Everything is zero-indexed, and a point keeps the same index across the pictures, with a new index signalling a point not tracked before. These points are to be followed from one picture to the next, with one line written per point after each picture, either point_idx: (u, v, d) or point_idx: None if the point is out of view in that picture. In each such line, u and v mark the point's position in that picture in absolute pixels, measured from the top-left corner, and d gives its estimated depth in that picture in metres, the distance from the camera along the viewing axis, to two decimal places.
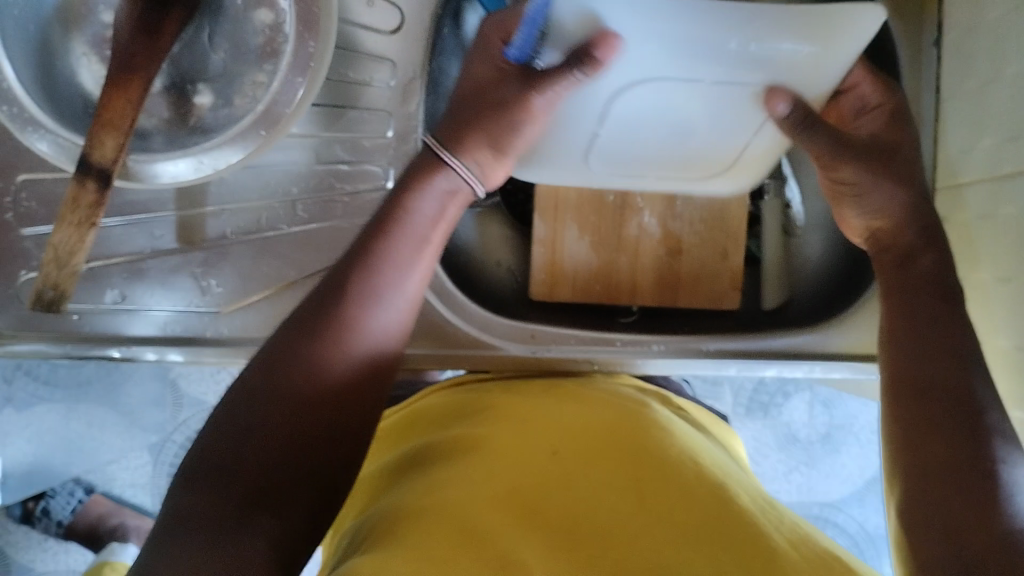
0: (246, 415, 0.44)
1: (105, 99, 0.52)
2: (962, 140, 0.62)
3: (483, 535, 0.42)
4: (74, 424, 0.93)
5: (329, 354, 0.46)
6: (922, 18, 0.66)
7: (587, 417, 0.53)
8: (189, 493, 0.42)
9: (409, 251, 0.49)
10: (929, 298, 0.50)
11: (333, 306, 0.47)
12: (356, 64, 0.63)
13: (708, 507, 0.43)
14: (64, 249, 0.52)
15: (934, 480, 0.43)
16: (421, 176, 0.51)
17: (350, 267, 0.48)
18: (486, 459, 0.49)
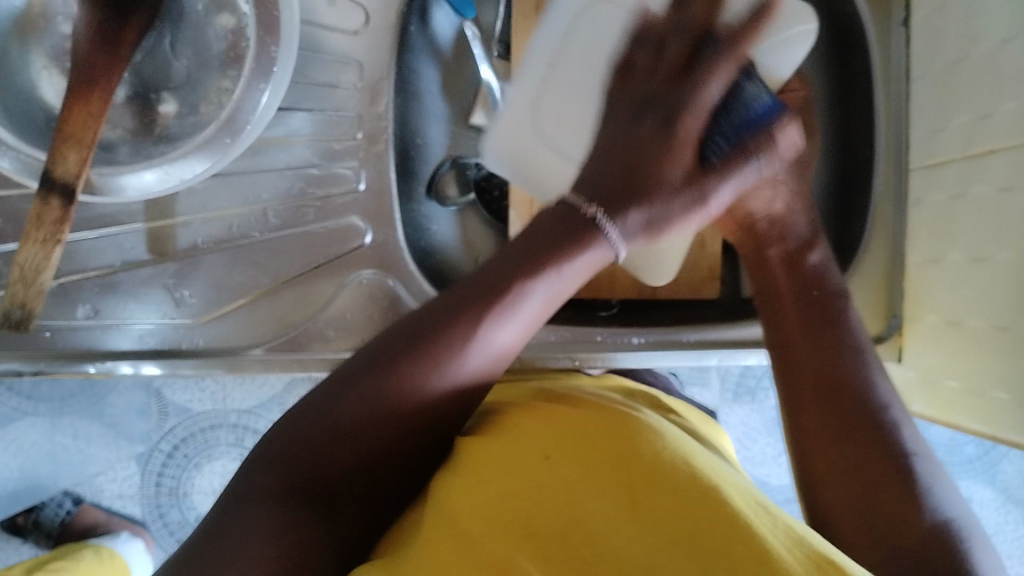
0: (332, 414, 0.38)
1: (65, 113, 0.51)
2: (933, 120, 0.62)
3: (475, 547, 0.41)
4: (58, 437, 0.92)
5: (422, 380, 0.39)
6: (890, 0, 0.66)
7: (581, 422, 0.52)
8: (261, 478, 0.37)
9: (500, 309, 0.40)
10: (812, 305, 0.51)
11: (440, 337, 0.39)
12: (323, 66, 0.62)
13: (696, 502, 0.43)
14: (30, 267, 0.51)
15: (835, 440, 0.44)
16: (558, 221, 0.43)
17: (483, 288, 0.41)
18: (479, 466, 0.49)
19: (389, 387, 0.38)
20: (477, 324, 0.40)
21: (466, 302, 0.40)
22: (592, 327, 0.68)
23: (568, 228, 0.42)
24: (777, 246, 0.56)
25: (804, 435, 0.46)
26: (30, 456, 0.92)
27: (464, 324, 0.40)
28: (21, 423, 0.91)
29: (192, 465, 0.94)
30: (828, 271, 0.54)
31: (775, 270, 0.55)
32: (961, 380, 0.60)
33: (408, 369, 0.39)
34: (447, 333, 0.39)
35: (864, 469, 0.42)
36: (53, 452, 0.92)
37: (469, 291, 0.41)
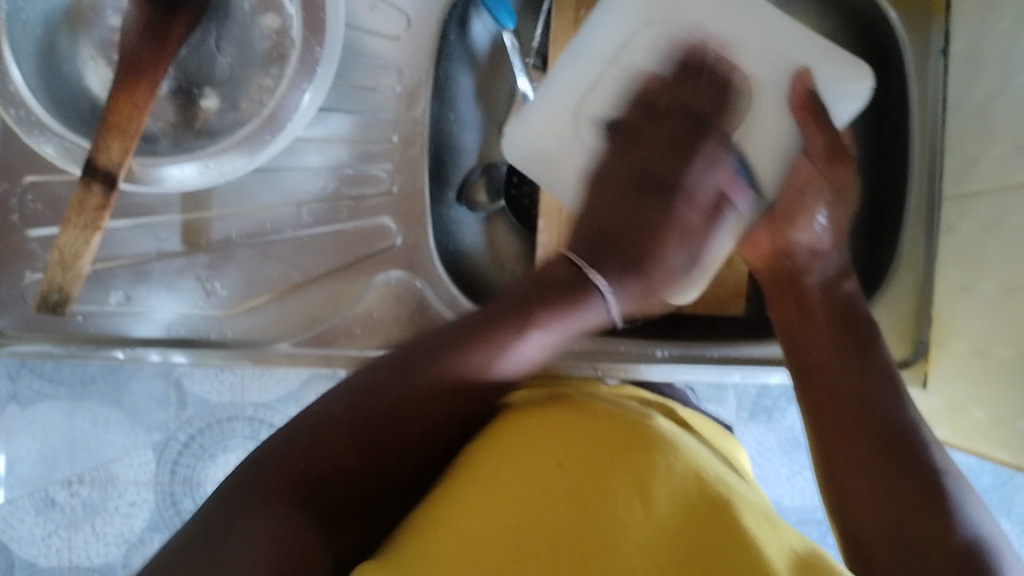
0: (338, 417, 0.44)
1: (111, 104, 0.52)
2: (969, 150, 0.62)
3: (478, 551, 0.42)
4: (78, 423, 0.93)
5: (405, 414, 0.46)
6: (929, 29, 0.66)
7: (604, 429, 0.52)
8: (266, 476, 0.41)
9: (513, 325, 0.49)
10: (846, 332, 0.51)
11: (440, 353, 0.47)
12: (363, 69, 0.63)
13: (707, 526, 0.44)
14: (69, 251, 0.52)
15: (868, 469, 0.43)
16: (559, 282, 0.52)
17: (484, 330, 0.49)
18: (493, 467, 0.49)
19: (418, 383, 0.46)
20: (498, 349, 0.48)
21: (471, 330, 0.49)
22: (616, 337, 0.68)
23: (563, 288, 0.52)
24: (815, 274, 0.55)
25: (831, 468, 0.45)
26: (51, 438, 0.93)
27: (471, 348, 0.48)
28: (42, 406, 0.93)
29: (208, 455, 0.95)
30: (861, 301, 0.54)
31: (810, 297, 0.54)
32: (987, 409, 0.59)
33: (421, 380, 0.46)
34: (455, 356, 0.47)
35: (887, 489, 0.42)
36: (73, 436, 0.93)
37: (483, 320, 0.49)
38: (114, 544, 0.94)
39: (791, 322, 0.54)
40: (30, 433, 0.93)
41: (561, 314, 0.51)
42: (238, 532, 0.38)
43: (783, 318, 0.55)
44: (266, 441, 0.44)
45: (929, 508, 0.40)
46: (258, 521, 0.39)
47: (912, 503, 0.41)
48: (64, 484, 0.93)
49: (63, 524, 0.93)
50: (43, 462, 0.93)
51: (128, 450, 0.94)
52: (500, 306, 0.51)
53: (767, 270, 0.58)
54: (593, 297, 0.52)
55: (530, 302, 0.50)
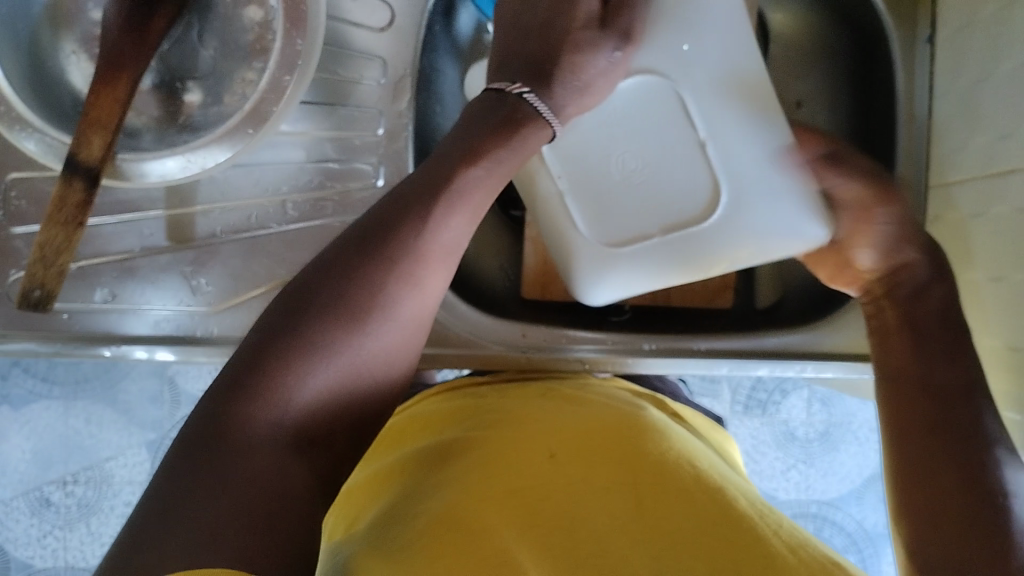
0: (294, 334, 0.42)
1: (92, 98, 0.52)
2: (954, 138, 0.62)
3: (479, 539, 0.43)
4: (71, 421, 0.93)
5: (337, 343, 0.42)
6: (916, 17, 0.65)
7: (597, 421, 0.53)
8: (227, 413, 0.40)
9: (428, 221, 0.45)
10: (945, 336, 0.49)
11: (372, 257, 0.44)
12: (346, 62, 0.63)
13: (695, 506, 0.44)
14: (50, 248, 0.52)
15: (938, 508, 0.44)
16: (493, 104, 0.49)
17: (388, 232, 0.44)
18: (489, 459, 0.50)
19: (348, 305, 0.43)
20: (412, 231, 0.44)
21: (408, 204, 0.45)
22: (603, 331, 0.67)
23: (499, 109, 0.48)
24: (903, 281, 0.53)
25: (905, 496, 0.46)
26: (44, 438, 0.93)
27: (408, 235, 0.44)
28: (36, 406, 0.93)
29: None
30: (956, 308, 0.52)
31: (892, 305, 0.53)
32: (974, 399, 0.60)
33: (354, 287, 0.43)
34: (386, 253, 0.44)
35: (959, 531, 0.43)
36: (67, 435, 0.93)
37: (414, 191, 0.45)
38: (110, 545, 0.93)
39: (879, 330, 0.54)
40: (23, 433, 0.93)
41: (520, 134, 0.48)
42: (209, 485, 0.38)
43: (873, 324, 0.55)
44: (226, 363, 0.42)
45: (994, 555, 0.41)
46: (227, 474, 0.38)
47: (984, 553, 0.41)
48: (59, 484, 0.93)
49: (58, 524, 0.93)
50: (37, 461, 0.93)
51: (122, 448, 0.94)
52: (425, 170, 0.47)
53: (869, 279, 0.56)
54: (528, 119, 0.49)
55: (475, 145, 0.47)
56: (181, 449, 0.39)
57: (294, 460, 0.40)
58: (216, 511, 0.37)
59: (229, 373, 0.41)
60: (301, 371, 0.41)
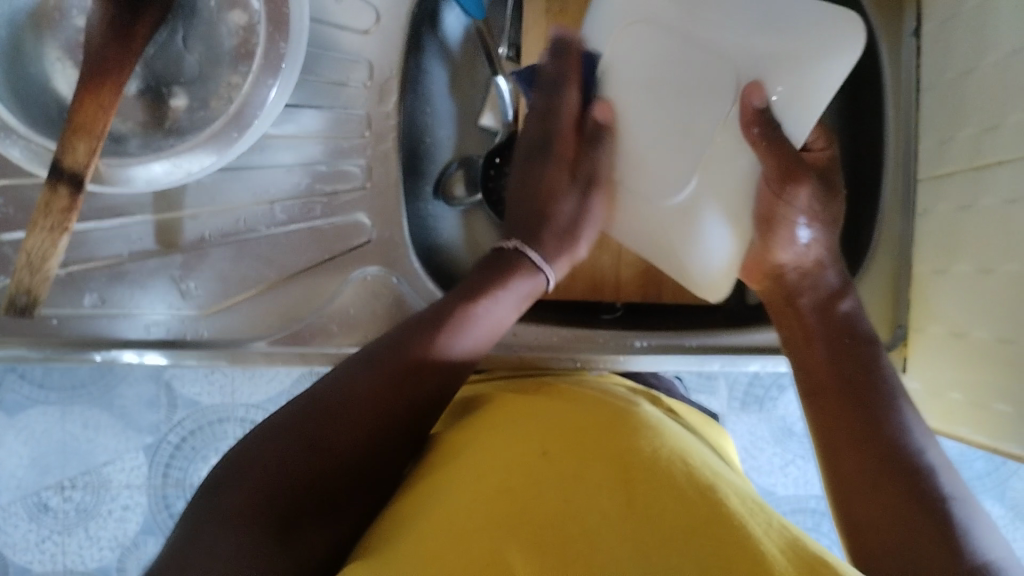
0: (320, 427, 0.46)
1: (76, 105, 0.52)
2: (941, 131, 0.62)
3: (471, 536, 0.43)
4: (68, 427, 0.93)
5: (342, 432, 0.47)
6: (902, 10, 0.65)
7: (587, 422, 0.53)
8: (228, 497, 0.42)
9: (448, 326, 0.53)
10: (849, 351, 0.55)
11: (405, 358, 0.51)
12: (332, 64, 0.63)
13: (690, 502, 0.45)
14: (37, 253, 0.51)
15: (869, 484, 0.47)
16: (499, 257, 0.59)
17: (405, 347, 0.51)
18: (482, 462, 0.50)
19: (353, 412, 0.48)
20: (430, 338, 0.52)
21: (425, 328, 0.53)
22: (596, 329, 0.67)
23: (508, 264, 0.59)
24: (809, 294, 0.58)
25: (845, 492, 0.48)
26: (40, 443, 0.93)
27: (424, 349, 0.52)
28: (32, 412, 0.93)
29: (200, 457, 0.95)
30: (860, 319, 0.57)
31: (805, 317, 0.58)
32: (963, 391, 0.60)
33: (358, 402, 0.48)
34: (416, 347, 0.51)
35: (881, 500, 0.46)
36: (62, 441, 0.93)
37: (422, 325, 0.53)
38: (108, 548, 0.94)
39: (793, 340, 0.58)
40: (19, 439, 0.93)
41: (512, 283, 0.58)
42: (204, 553, 0.39)
43: (784, 334, 0.59)
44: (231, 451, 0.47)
45: (911, 512, 0.45)
46: (221, 545, 0.40)
47: (909, 510, 0.45)
48: (57, 489, 0.93)
49: (56, 530, 0.93)
50: (34, 468, 0.93)
51: (119, 453, 0.94)
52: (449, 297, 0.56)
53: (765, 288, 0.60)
54: (522, 263, 0.59)
55: (482, 285, 0.57)
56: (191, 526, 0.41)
57: (281, 547, 0.41)
58: (215, 564, 0.39)
59: (228, 463, 0.45)
60: (342, 439, 0.47)
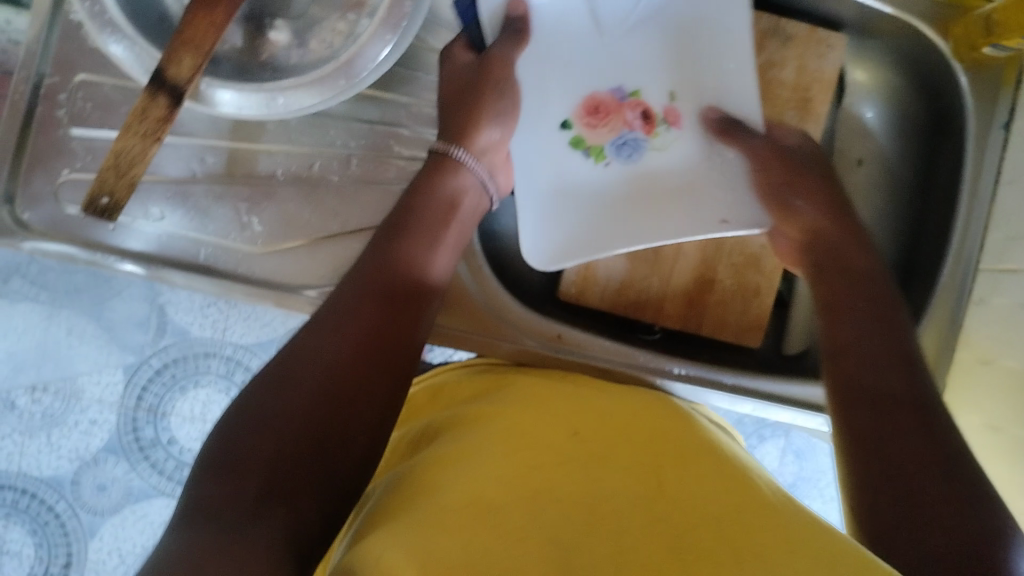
0: (273, 395, 0.44)
1: (188, 17, 0.51)
2: (1013, 227, 0.62)
3: (500, 494, 0.44)
4: (52, 330, 0.96)
5: (326, 344, 0.47)
6: (996, 100, 0.66)
7: (617, 415, 0.55)
8: (222, 490, 0.40)
9: (415, 258, 0.53)
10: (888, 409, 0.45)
11: (342, 309, 0.49)
12: (436, 32, 0.63)
13: (720, 486, 0.46)
14: (125, 158, 0.51)
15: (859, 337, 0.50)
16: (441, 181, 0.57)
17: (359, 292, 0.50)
18: (512, 433, 0.52)
19: (326, 334, 0.48)
20: (393, 268, 0.52)
21: (371, 264, 0.52)
22: (635, 347, 0.67)
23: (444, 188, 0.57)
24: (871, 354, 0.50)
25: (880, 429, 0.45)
26: (25, 342, 0.96)
27: (379, 275, 0.51)
28: (20, 307, 0.95)
29: (177, 388, 0.97)
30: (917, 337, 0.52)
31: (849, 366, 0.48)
32: None
33: (342, 321, 0.48)
34: (354, 297, 0.50)
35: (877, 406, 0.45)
36: (47, 343, 0.96)
37: (368, 268, 0.52)
38: (66, 459, 0.95)
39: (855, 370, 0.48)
40: (6, 333, 0.95)
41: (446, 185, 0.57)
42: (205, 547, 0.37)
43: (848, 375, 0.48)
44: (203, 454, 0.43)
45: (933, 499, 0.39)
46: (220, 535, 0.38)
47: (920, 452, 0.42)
48: (27, 391, 0.96)
49: (19, 430, 0.95)
50: (10, 365, 0.95)
51: (99, 367, 0.96)
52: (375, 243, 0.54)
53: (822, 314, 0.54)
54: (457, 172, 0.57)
55: (403, 222, 0.55)
56: (201, 468, 0.42)
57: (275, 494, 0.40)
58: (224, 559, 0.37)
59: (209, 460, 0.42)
60: (314, 362, 0.46)
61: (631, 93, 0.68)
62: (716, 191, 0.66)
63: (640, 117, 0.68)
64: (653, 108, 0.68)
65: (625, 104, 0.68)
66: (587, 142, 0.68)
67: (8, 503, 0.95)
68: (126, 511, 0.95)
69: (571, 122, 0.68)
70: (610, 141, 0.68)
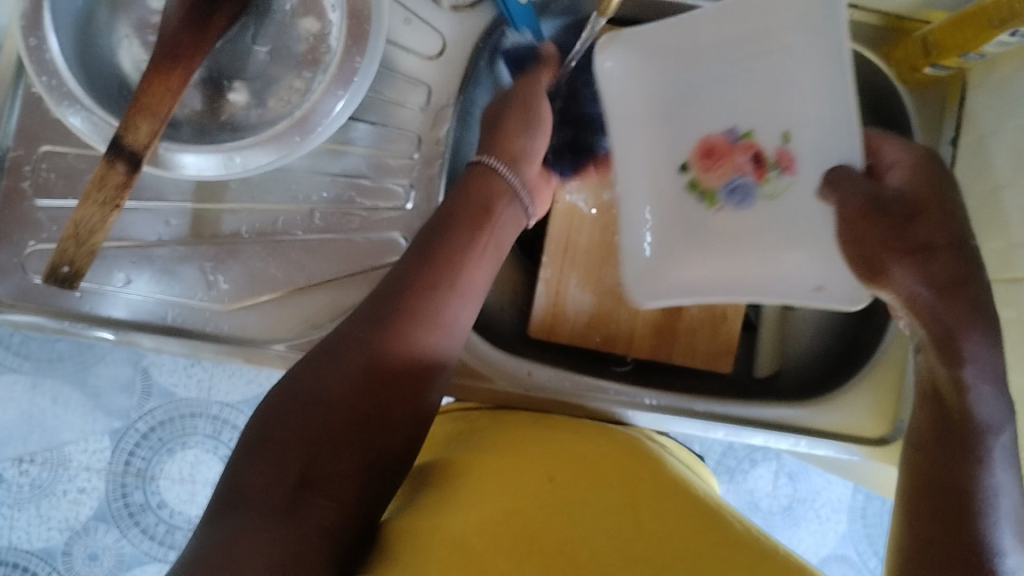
0: (291, 421, 0.47)
1: (144, 84, 0.52)
2: (967, 240, 0.64)
3: (475, 545, 0.44)
4: (37, 399, 0.95)
5: (343, 368, 0.49)
6: (942, 119, 0.68)
7: (598, 458, 0.55)
8: (238, 519, 0.42)
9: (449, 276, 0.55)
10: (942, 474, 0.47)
11: (369, 328, 0.51)
12: (392, 83, 0.64)
13: (690, 518, 0.47)
14: (85, 227, 0.52)
15: (928, 415, 0.50)
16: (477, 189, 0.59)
17: (384, 305, 0.52)
18: (492, 480, 0.52)
19: (354, 353, 0.50)
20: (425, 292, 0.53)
21: (406, 278, 0.53)
22: (606, 380, 0.68)
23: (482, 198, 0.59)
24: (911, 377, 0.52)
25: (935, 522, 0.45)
26: (9, 413, 0.95)
27: (417, 290, 0.53)
28: (4, 379, 0.95)
29: (165, 450, 0.97)
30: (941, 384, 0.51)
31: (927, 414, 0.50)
32: None
33: (373, 338, 0.50)
34: (387, 312, 0.52)
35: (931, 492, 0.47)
36: (32, 412, 0.95)
37: (398, 283, 0.53)
38: (56, 529, 0.95)
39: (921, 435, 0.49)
40: None
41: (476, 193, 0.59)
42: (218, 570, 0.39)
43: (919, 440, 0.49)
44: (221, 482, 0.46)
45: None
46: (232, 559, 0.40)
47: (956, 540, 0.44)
48: (14, 462, 0.95)
49: (7, 503, 0.95)
50: None
51: (85, 434, 0.96)
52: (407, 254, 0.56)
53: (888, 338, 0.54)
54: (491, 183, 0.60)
55: (432, 235, 0.56)
56: (215, 511, 0.44)
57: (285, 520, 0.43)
58: None
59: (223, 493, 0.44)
60: (334, 388, 0.48)
61: (744, 133, 0.64)
62: (789, 248, 0.62)
63: (753, 160, 0.64)
64: (767, 148, 0.63)
65: (737, 147, 0.64)
66: (702, 186, 0.65)
67: None
68: None
69: (688, 164, 0.65)
70: (723, 184, 0.64)
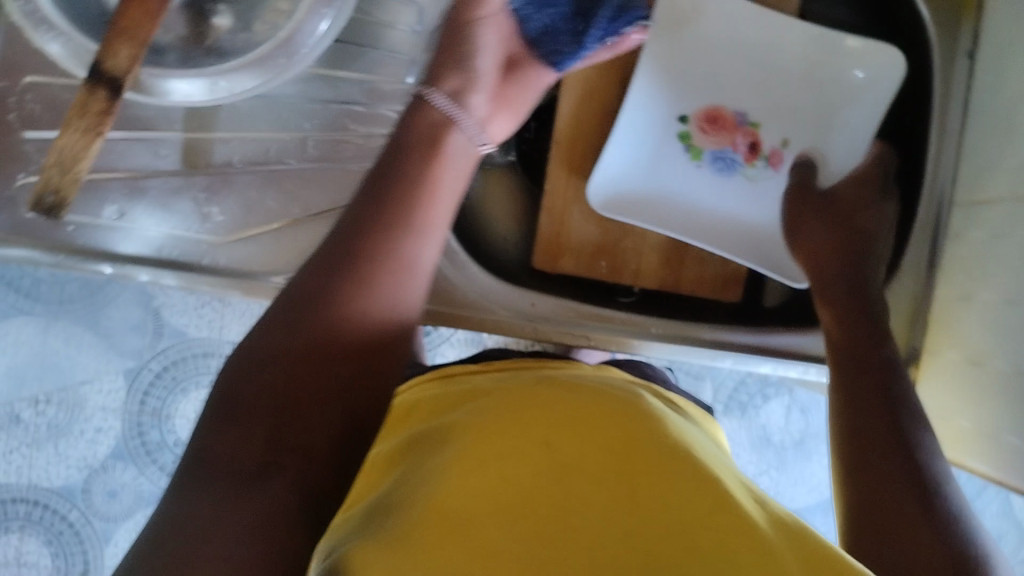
0: (227, 426, 0.45)
1: (124, 6, 0.50)
2: (984, 157, 0.61)
3: (462, 525, 0.41)
4: (50, 340, 0.96)
5: (270, 375, 0.46)
6: (958, 30, 0.64)
7: (590, 407, 0.51)
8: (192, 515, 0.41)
9: (384, 231, 0.51)
10: (873, 421, 0.50)
11: (293, 320, 0.48)
12: (384, 4, 0.62)
13: (698, 494, 0.43)
14: (68, 154, 0.50)
15: (853, 378, 0.53)
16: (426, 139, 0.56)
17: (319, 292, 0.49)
18: (474, 443, 0.48)
19: (279, 362, 0.46)
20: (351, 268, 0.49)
21: (345, 245, 0.50)
22: (610, 309, 0.67)
23: (422, 141, 0.56)
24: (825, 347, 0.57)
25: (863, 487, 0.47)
26: (24, 353, 0.96)
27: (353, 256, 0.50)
28: (17, 320, 0.96)
29: (179, 390, 0.97)
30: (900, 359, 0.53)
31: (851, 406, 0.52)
32: (974, 420, 0.60)
33: (289, 338, 0.47)
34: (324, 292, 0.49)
35: (872, 435, 0.49)
36: (46, 353, 0.96)
37: (336, 250, 0.50)
38: (76, 467, 0.95)
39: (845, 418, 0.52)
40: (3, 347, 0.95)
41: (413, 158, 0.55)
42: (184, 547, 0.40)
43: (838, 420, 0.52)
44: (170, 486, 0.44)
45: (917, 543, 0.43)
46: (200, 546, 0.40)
47: (895, 492, 0.46)
48: (30, 403, 0.95)
49: (26, 443, 0.95)
50: (12, 378, 0.95)
51: (99, 374, 0.96)
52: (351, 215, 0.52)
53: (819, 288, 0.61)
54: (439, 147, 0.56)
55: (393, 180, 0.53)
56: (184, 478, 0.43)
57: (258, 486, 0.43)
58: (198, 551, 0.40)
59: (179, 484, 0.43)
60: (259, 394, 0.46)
61: (750, 122, 0.70)
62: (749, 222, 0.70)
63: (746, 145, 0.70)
64: (764, 143, 0.70)
65: (741, 129, 0.70)
66: (692, 142, 0.70)
67: (21, 516, 0.95)
68: (138, 516, 0.96)
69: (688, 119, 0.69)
70: (711, 149, 0.70)
